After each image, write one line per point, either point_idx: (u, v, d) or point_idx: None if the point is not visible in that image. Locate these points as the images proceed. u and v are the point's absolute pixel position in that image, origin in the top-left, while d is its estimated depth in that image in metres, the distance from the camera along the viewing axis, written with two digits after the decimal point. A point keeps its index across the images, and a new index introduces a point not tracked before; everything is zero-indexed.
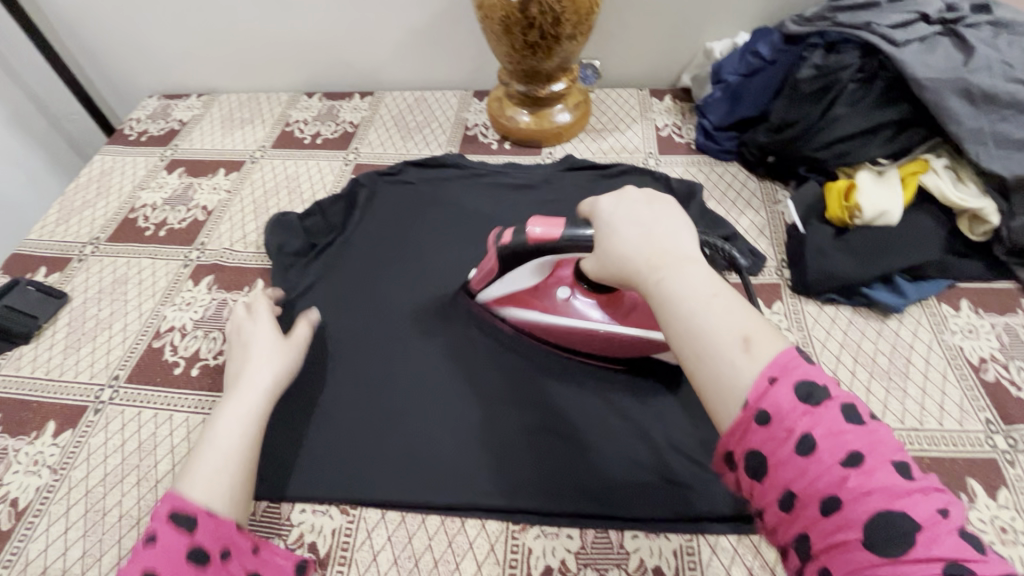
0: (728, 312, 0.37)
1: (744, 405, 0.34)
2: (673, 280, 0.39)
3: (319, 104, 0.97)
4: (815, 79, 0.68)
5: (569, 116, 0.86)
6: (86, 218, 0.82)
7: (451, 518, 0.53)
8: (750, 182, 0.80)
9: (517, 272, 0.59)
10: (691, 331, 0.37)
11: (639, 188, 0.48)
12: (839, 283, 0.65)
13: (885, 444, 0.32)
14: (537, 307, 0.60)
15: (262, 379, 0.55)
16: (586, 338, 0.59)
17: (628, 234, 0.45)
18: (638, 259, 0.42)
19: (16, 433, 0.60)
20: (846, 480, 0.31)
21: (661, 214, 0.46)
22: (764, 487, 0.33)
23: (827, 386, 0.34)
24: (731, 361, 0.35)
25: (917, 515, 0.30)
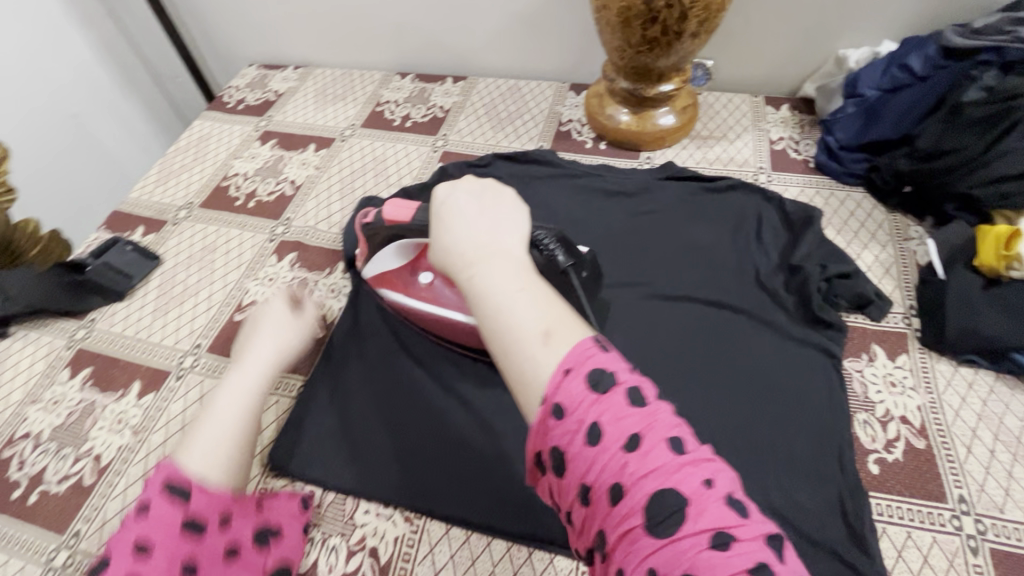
0: (532, 308, 0.34)
1: (542, 400, 0.31)
2: (486, 278, 0.36)
3: (411, 85, 0.95)
4: (984, 104, 0.61)
5: (673, 119, 0.79)
6: (183, 181, 0.83)
7: (518, 546, 0.50)
8: (876, 212, 0.71)
9: (384, 252, 0.60)
10: (497, 328, 0.34)
11: (474, 176, 0.44)
12: (985, 345, 0.56)
13: (662, 421, 0.30)
14: (401, 290, 0.60)
15: (267, 356, 0.55)
16: (447, 326, 0.58)
17: (453, 227, 0.40)
18: (457, 256, 0.38)
19: (104, 388, 0.62)
20: (627, 466, 0.28)
21: (490, 209, 0.41)
22: (563, 484, 0.30)
23: (615, 371, 0.31)
24: (530, 357, 0.32)
25: (685, 489, 0.28)
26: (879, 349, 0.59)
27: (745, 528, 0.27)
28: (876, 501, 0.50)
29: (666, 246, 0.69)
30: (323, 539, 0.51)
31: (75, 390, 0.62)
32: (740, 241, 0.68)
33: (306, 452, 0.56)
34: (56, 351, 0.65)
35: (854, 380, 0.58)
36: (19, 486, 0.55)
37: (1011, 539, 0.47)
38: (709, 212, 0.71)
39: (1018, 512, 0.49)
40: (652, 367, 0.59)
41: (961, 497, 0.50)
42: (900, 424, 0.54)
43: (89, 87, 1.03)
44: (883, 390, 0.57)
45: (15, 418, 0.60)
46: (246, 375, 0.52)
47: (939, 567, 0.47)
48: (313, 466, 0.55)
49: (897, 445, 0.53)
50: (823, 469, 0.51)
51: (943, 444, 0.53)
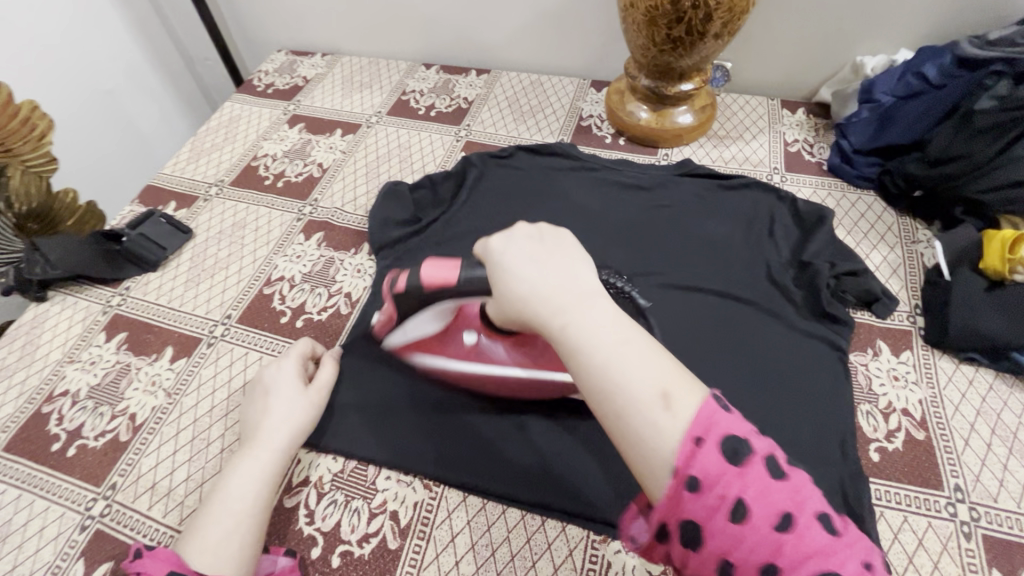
0: (641, 360, 0.34)
1: (674, 472, 0.31)
2: (583, 330, 0.35)
3: (435, 76, 0.98)
4: (993, 112, 0.63)
5: (691, 118, 0.82)
6: (213, 160, 0.86)
7: (532, 515, 0.52)
8: (886, 215, 0.73)
9: (418, 320, 0.56)
10: (605, 389, 0.33)
11: (529, 222, 0.42)
12: (986, 343, 0.58)
13: (805, 494, 0.31)
14: (443, 354, 0.58)
15: (278, 434, 0.53)
16: (502, 383, 0.56)
17: (524, 278, 0.38)
18: (538, 305, 0.37)
19: (139, 351, 0.65)
20: (779, 546, 0.29)
21: (553, 249, 0.39)
22: (702, 558, 0.31)
23: (751, 441, 0.32)
24: (651, 421, 0.32)
25: (841, 570, 0.29)
26: (884, 344, 0.62)
27: None
28: (875, 486, 0.53)
29: (681, 239, 0.71)
30: (345, 502, 0.54)
31: (111, 353, 0.65)
32: (754, 237, 0.70)
33: (329, 423, 0.58)
34: (93, 315, 0.68)
35: (859, 373, 0.60)
36: (58, 439, 0.58)
37: (1002, 526, 0.50)
38: (724, 209, 0.73)
39: (1011, 502, 0.51)
40: None
41: (957, 486, 0.52)
42: (901, 416, 0.57)
43: (125, 66, 1.07)
44: (886, 383, 0.59)
45: (54, 375, 0.63)
46: (254, 457, 0.51)
47: (933, 550, 0.49)
48: (337, 433, 0.57)
49: (898, 435, 0.55)
50: (826, 455, 0.54)
51: (942, 436, 0.55)
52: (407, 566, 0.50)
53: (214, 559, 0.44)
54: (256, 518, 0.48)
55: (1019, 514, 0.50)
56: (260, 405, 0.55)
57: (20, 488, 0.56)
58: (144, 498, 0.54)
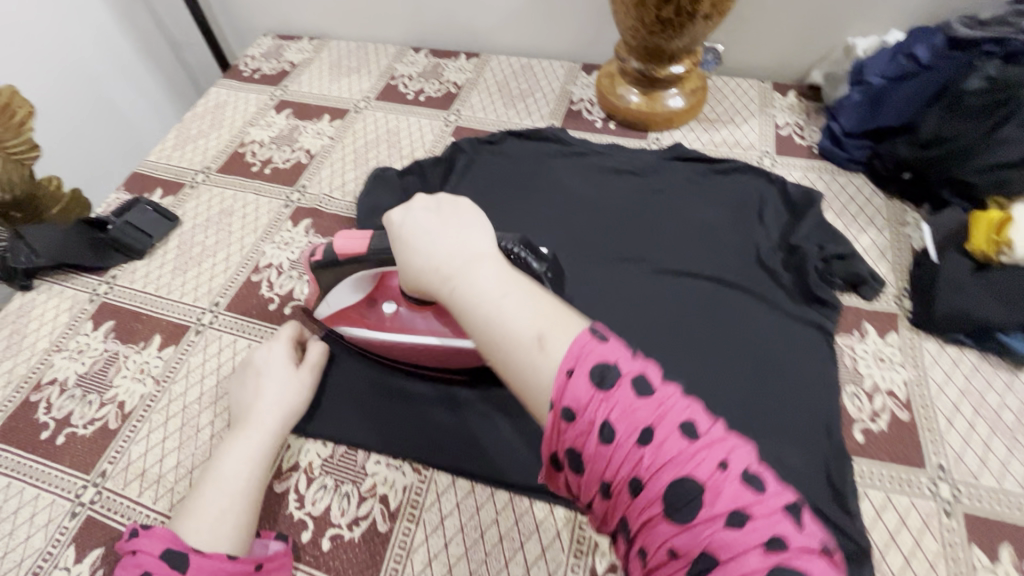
0: (523, 306, 0.37)
1: (550, 404, 0.32)
2: (471, 286, 0.38)
3: (424, 60, 0.96)
4: (983, 92, 0.63)
5: (682, 102, 0.81)
6: (200, 146, 0.85)
7: (520, 497, 0.53)
8: (876, 198, 0.73)
9: (339, 290, 0.57)
10: (492, 338, 0.36)
11: (427, 194, 0.45)
12: (971, 325, 0.58)
13: (672, 407, 0.31)
14: (366, 325, 0.58)
15: (269, 418, 0.54)
16: (426, 352, 0.57)
17: (421, 247, 0.42)
18: (433, 271, 0.41)
19: (127, 340, 0.65)
20: (642, 460, 0.30)
21: (450, 218, 0.43)
22: (583, 481, 0.32)
23: (618, 364, 0.33)
24: (531, 361, 0.34)
25: (700, 474, 0.30)
26: (870, 327, 0.62)
27: (760, 506, 0.29)
28: (859, 465, 0.53)
29: (670, 223, 0.71)
30: (335, 486, 0.54)
31: (99, 341, 0.64)
32: (742, 220, 0.70)
33: (318, 409, 0.58)
34: (80, 304, 0.68)
35: (845, 355, 0.60)
36: (47, 428, 0.58)
37: (983, 503, 0.50)
38: (714, 192, 0.73)
39: (992, 479, 0.52)
40: (653, 337, 0.61)
41: (939, 465, 0.53)
42: (886, 397, 0.57)
43: (108, 52, 1.05)
44: (872, 364, 0.59)
45: (42, 364, 0.63)
46: (246, 440, 0.52)
47: (914, 528, 0.50)
48: (329, 419, 0.58)
49: (882, 416, 0.56)
50: (812, 436, 0.54)
51: (926, 416, 0.56)
52: (397, 549, 0.50)
53: (207, 539, 0.45)
54: (248, 499, 0.49)
55: (1000, 492, 0.51)
56: (249, 390, 0.56)
57: (10, 476, 0.56)
58: (134, 485, 0.54)
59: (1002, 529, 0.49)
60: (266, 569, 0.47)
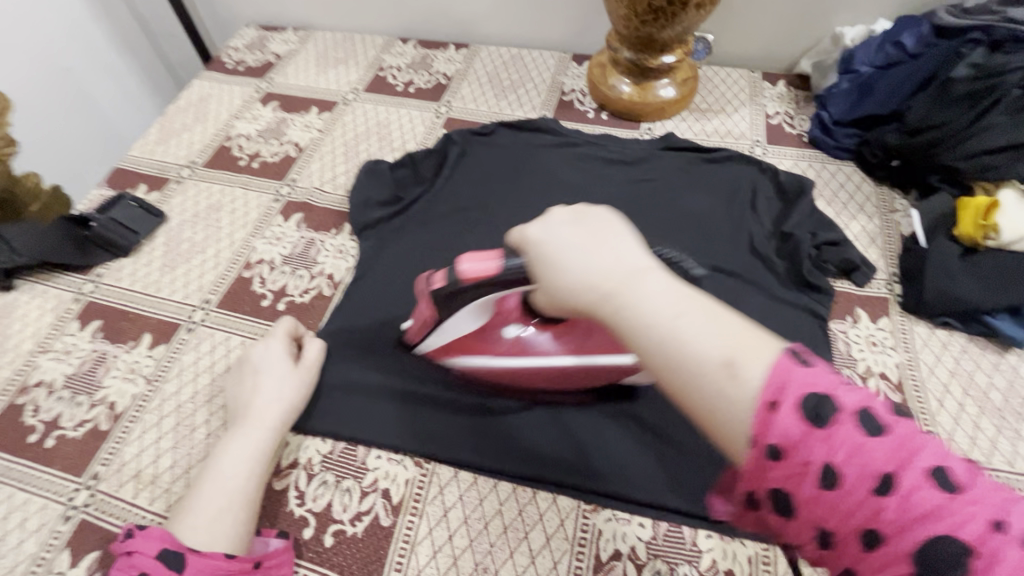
0: (709, 326, 0.31)
1: (751, 442, 0.28)
2: (641, 302, 0.32)
3: (413, 51, 0.95)
4: (971, 80, 0.64)
5: (673, 91, 0.81)
6: (184, 140, 0.83)
7: (523, 488, 0.53)
8: (864, 185, 0.74)
9: (457, 320, 0.53)
10: (674, 368, 0.30)
11: (566, 206, 0.40)
12: (960, 308, 0.60)
13: (911, 449, 0.27)
14: (487, 352, 0.55)
15: (269, 417, 0.53)
16: (557, 373, 0.55)
17: (570, 264, 0.36)
18: (586, 291, 0.35)
19: (115, 339, 0.63)
20: (881, 511, 0.26)
21: (593, 226, 0.37)
22: (797, 527, 0.29)
23: (837, 397, 0.28)
24: (725, 394, 0.29)
25: (962, 534, 0.25)
26: (862, 312, 0.63)
27: None
28: None
29: (665, 213, 0.71)
30: (336, 482, 0.53)
31: (86, 341, 0.63)
32: (736, 209, 0.71)
33: (316, 405, 0.57)
34: (65, 304, 0.66)
35: (839, 340, 0.61)
36: (35, 431, 0.57)
37: None
38: (708, 182, 0.73)
39: (982, 458, 0.53)
40: None
41: None
42: (879, 379, 0.58)
43: (85, 43, 1.02)
44: (864, 348, 0.60)
45: (27, 366, 0.61)
46: (245, 436, 0.51)
47: None
48: (329, 416, 0.57)
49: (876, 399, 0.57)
50: None
51: (918, 398, 0.57)
52: (401, 543, 0.50)
53: (207, 539, 0.45)
54: (247, 495, 0.49)
55: (990, 470, 0.52)
56: (247, 388, 0.55)
57: None
58: (129, 487, 0.53)
59: None
60: (265, 567, 0.47)
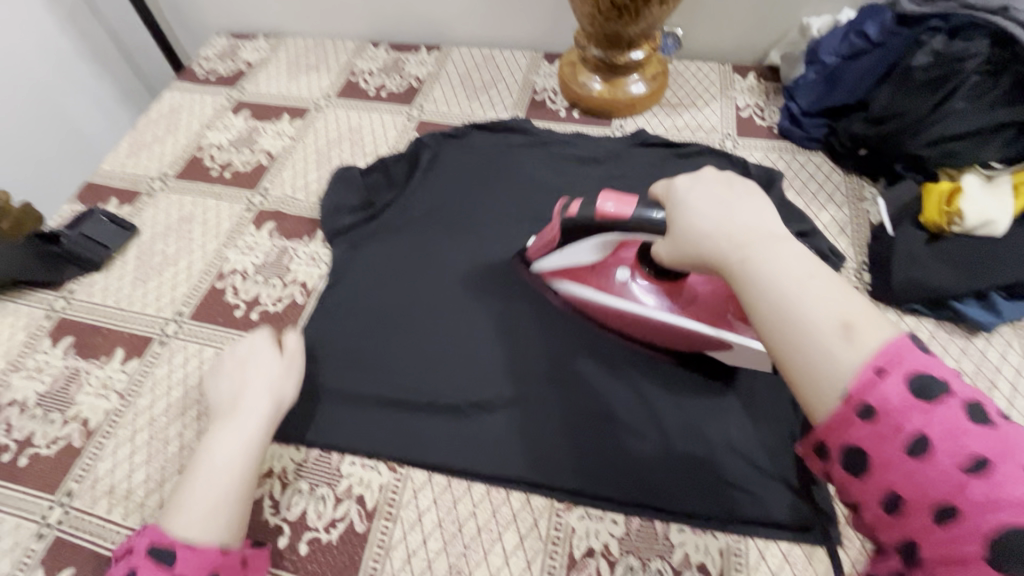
0: (830, 293, 0.33)
1: (847, 397, 0.31)
2: (767, 259, 0.35)
3: (384, 55, 0.95)
4: (930, 68, 0.63)
5: (644, 87, 0.81)
6: (155, 152, 0.83)
7: (497, 489, 0.53)
8: (834, 175, 0.74)
9: (577, 249, 0.56)
10: (782, 321, 0.33)
11: (718, 169, 0.43)
12: (926, 294, 0.60)
13: (1013, 447, 0.28)
14: (593, 285, 0.58)
15: (260, 407, 0.53)
16: (650, 328, 0.55)
17: (709, 216, 0.39)
18: (721, 241, 0.38)
19: (87, 355, 0.63)
20: (965, 487, 0.27)
21: (743, 195, 0.40)
22: (868, 487, 0.30)
23: (946, 383, 0.30)
24: (829, 350, 0.31)
25: None
26: None
27: None
28: None
29: None
30: (311, 489, 0.54)
31: (57, 358, 0.63)
32: None
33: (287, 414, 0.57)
34: (36, 321, 0.66)
35: None
36: (8, 450, 0.57)
37: None
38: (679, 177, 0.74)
39: None
40: None
41: None
42: None
43: (54, 58, 1.01)
44: None
45: None
46: (238, 428, 0.51)
47: None
48: (302, 423, 0.57)
49: None
50: (778, 411, 0.54)
51: None
52: (375, 548, 0.50)
53: (197, 531, 0.45)
54: (239, 487, 0.48)
55: None
56: (237, 382, 0.55)
57: None
58: (103, 503, 0.53)
59: None
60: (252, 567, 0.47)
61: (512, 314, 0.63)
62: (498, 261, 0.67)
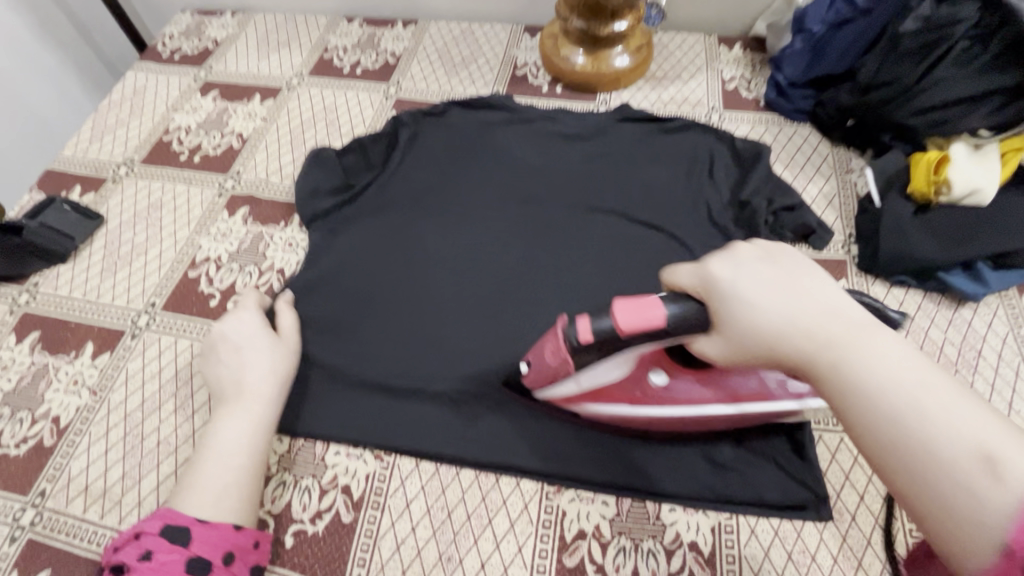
0: (956, 409, 0.29)
1: (1007, 550, 0.25)
2: (868, 369, 0.32)
3: (359, 30, 0.91)
4: (919, 33, 0.62)
5: (628, 60, 0.79)
6: (120, 137, 0.79)
7: (486, 474, 0.52)
8: (821, 146, 0.73)
9: (605, 373, 0.46)
10: (911, 453, 0.29)
11: (752, 243, 0.39)
12: (914, 265, 0.60)
13: None
14: (630, 401, 0.48)
15: (262, 389, 0.52)
16: (708, 421, 0.49)
17: (774, 308, 0.35)
18: (803, 341, 0.34)
19: (55, 351, 0.60)
20: None
21: (796, 276, 0.36)
22: None
23: None
24: (976, 490, 0.27)
25: None
26: None
27: None
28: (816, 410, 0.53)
29: (624, 186, 0.69)
30: (295, 481, 0.52)
31: (24, 355, 0.60)
32: (694, 178, 0.69)
33: None
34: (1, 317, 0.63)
35: None
36: None
37: None
38: (665, 152, 0.72)
39: None
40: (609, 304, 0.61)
41: None
42: None
43: (7, 39, 0.95)
44: None
45: None
46: (243, 410, 0.51)
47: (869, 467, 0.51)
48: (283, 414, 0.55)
49: None
50: None
51: None
52: (363, 538, 0.49)
53: (214, 509, 0.45)
54: (251, 468, 0.48)
55: None
56: (232, 366, 0.53)
57: None
58: (78, 502, 0.51)
59: None
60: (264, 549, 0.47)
61: (497, 299, 0.61)
62: (482, 243, 0.66)
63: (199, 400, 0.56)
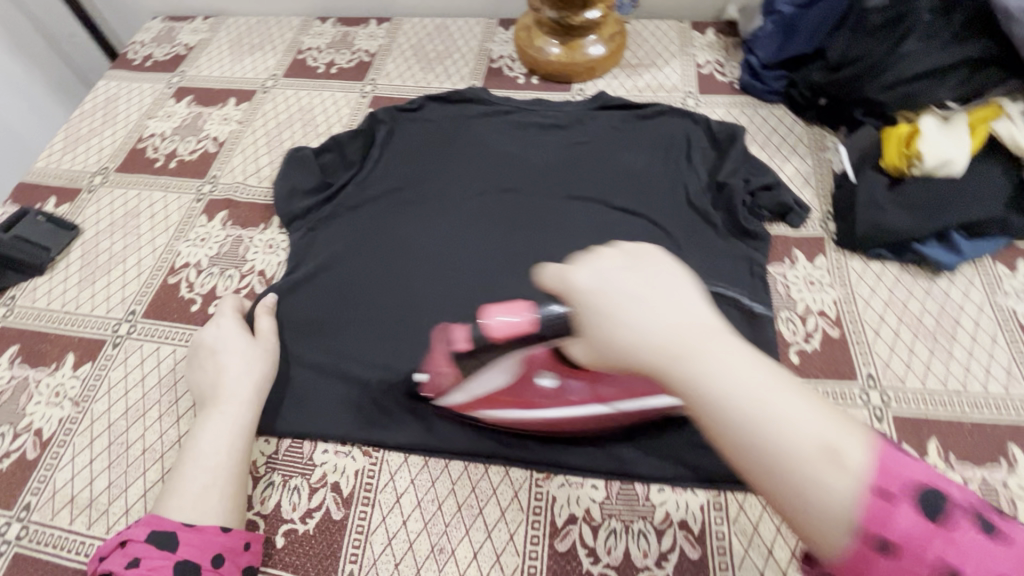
0: (796, 403, 0.28)
1: (858, 535, 0.26)
2: (716, 377, 0.28)
3: (332, 29, 0.90)
4: (884, 10, 0.64)
5: (602, 48, 0.79)
6: (93, 146, 0.78)
7: (475, 464, 0.52)
8: (796, 126, 0.74)
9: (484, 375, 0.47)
10: (764, 454, 0.27)
11: (614, 247, 0.34)
12: (890, 238, 0.61)
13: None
14: (519, 403, 0.49)
15: (240, 392, 0.52)
16: (594, 420, 0.49)
17: (626, 318, 0.31)
18: (655, 354, 0.30)
19: (36, 363, 0.60)
20: None
21: (649, 276, 0.32)
22: None
23: (945, 491, 0.27)
24: (824, 483, 0.27)
25: None
26: (800, 252, 0.64)
27: None
28: None
29: (602, 173, 0.69)
30: (284, 482, 0.52)
31: (4, 369, 0.59)
32: (672, 162, 0.70)
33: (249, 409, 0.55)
34: None
35: (778, 283, 0.62)
36: None
37: (911, 405, 0.53)
38: (643, 138, 0.72)
39: (918, 382, 0.54)
40: None
41: (870, 374, 0.55)
42: (818, 317, 0.59)
43: None
44: (803, 288, 0.61)
45: None
46: (221, 414, 0.51)
47: None
48: (268, 416, 0.55)
49: (815, 336, 0.58)
50: None
51: (855, 331, 0.58)
52: (354, 534, 0.49)
53: (198, 512, 0.45)
54: (233, 469, 0.48)
55: (925, 392, 0.54)
56: (211, 370, 0.53)
57: None
58: (64, 514, 0.51)
59: (930, 426, 0.52)
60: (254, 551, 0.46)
61: (479, 292, 0.61)
62: (461, 235, 0.66)
63: (184, 405, 0.56)
